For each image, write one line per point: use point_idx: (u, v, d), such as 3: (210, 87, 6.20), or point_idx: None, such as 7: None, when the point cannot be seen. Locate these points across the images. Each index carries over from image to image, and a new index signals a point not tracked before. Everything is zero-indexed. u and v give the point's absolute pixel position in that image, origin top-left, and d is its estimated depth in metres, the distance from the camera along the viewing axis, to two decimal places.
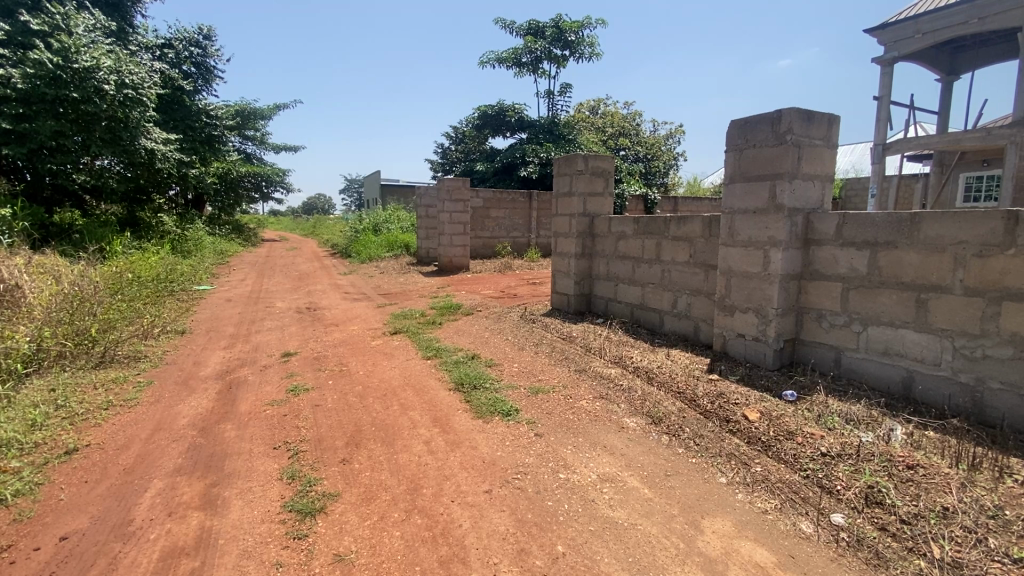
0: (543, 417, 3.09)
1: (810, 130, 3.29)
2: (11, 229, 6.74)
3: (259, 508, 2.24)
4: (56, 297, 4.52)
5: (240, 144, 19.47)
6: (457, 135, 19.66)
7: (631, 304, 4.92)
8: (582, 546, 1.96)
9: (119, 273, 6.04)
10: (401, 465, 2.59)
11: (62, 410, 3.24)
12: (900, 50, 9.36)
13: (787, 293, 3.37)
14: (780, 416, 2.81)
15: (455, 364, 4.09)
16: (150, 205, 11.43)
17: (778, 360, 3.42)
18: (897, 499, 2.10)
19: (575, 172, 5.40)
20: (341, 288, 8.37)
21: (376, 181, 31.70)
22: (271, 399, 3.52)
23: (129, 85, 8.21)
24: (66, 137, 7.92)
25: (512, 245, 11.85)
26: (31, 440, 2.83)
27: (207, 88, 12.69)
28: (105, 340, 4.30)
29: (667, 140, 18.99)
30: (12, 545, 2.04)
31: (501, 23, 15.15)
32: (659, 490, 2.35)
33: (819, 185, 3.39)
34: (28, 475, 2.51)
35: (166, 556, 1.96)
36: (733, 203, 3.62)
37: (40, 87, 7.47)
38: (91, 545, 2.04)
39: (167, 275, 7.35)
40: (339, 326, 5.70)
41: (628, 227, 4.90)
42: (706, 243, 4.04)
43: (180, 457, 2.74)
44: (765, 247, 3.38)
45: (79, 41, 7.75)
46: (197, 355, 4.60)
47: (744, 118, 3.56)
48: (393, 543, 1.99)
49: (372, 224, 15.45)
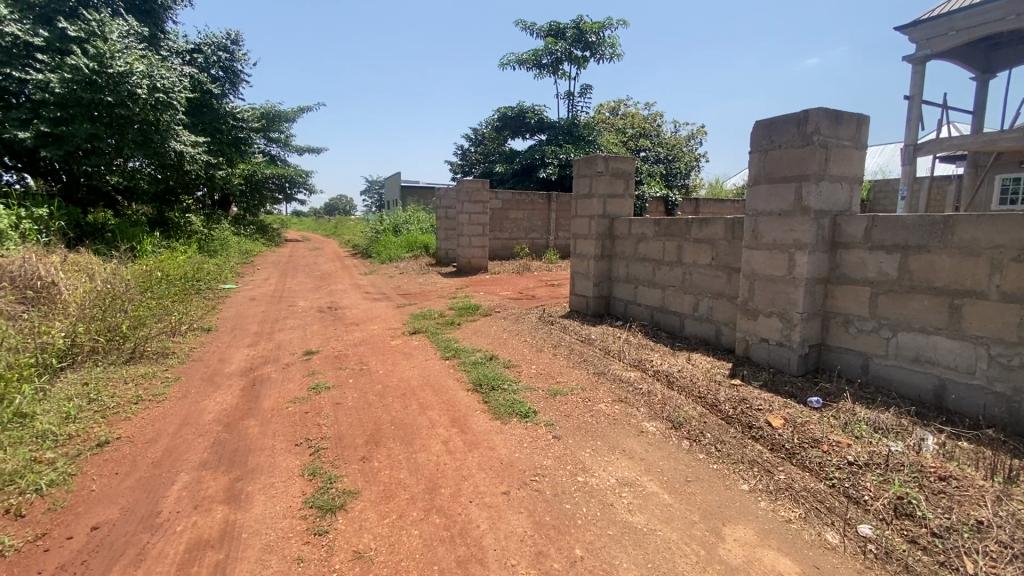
0: (561, 419, 3.08)
1: (839, 130, 3.20)
2: (47, 229, 6.99)
3: (282, 503, 2.28)
4: (90, 295, 4.68)
5: (265, 146, 19.88)
6: (478, 137, 19.81)
7: (651, 306, 4.87)
8: (601, 551, 1.95)
9: (149, 272, 6.22)
10: (420, 464, 2.61)
11: (95, 403, 3.36)
12: (933, 48, 9.07)
13: (813, 297, 3.28)
14: (805, 424, 2.75)
15: (474, 364, 4.12)
16: (179, 206, 11.78)
17: (803, 366, 3.34)
18: (928, 512, 2.03)
19: (595, 173, 5.37)
20: (361, 288, 8.45)
21: (398, 181, 32.12)
22: (294, 395, 3.60)
23: (161, 89, 8.55)
24: (100, 140, 8.18)
25: (531, 246, 11.84)
26: (65, 432, 2.95)
27: (235, 91, 12.98)
28: (135, 336, 4.43)
29: (689, 140, 18.77)
30: (46, 534, 2.11)
31: (522, 25, 15.13)
32: (679, 495, 2.32)
33: (847, 186, 3.30)
34: (63, 466, 2.61)
35: (192, 548, 2.01)
36: (757, 204, 3.56)
37: (77, 91, 7.73)
38: (121, 535, 2.10)
39: (194, 274, 7.54)
40: (359, 325, 5.75)
41: (649, 229, 4.85)
42: (729, 246, 3.98)
43: (205, 451, 2.81)
44: (791, 250, 3.31)
45: (113, 47, 8.02)
46: (222, 352, 4.70)
47: (769, 118, 3.50)
48: (411, 541, 2.00)
49: (392, 224, 15.62)
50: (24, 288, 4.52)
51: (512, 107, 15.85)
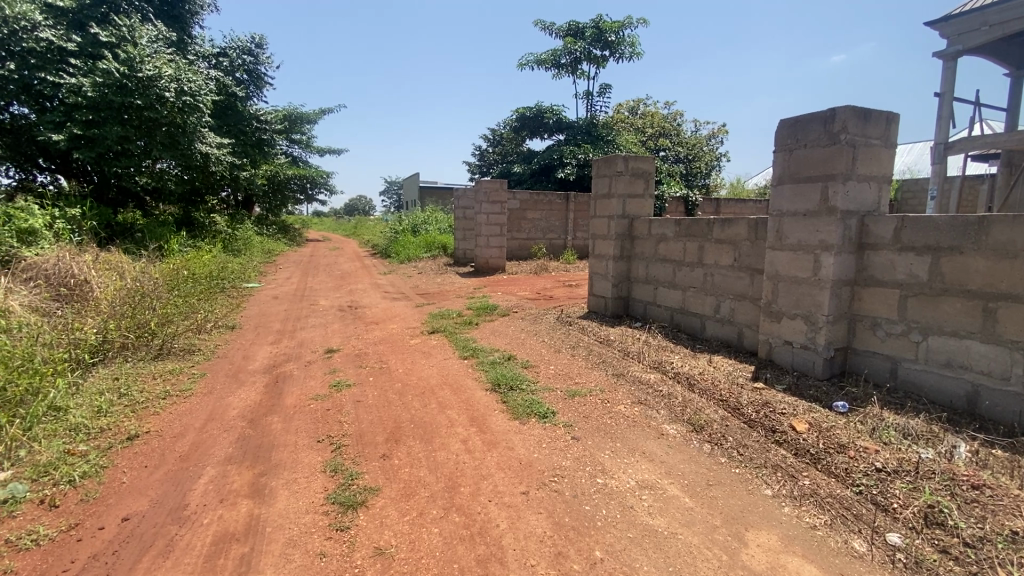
0: (580, 420, 3.07)
1: (868, 129, 3.12)
2: (80, 229, 7.22)
3: (304, 499, 2.31)
4: (120, 292, 4.82)
5: (287, 147, 20.19)
6: (497, 138, 19.87)
7: (671, 307, 4.82)
8: (621, 553, 1.93)
9: (176, 271, 6.38)
10: (439, 462, 2.63)
11: (125, 398, 3.47)
12: (966, 43, 8.80)
13: (839, 300, 3.21)
14: (831, 429, 2.69)
15: (492, 364, 4.12)
16: (204, 206, 12.05)
17: (828, 370, 3.26)
18: (960, 521, 1.97)
19: (614, 173, 5.33)
20: (380, 288, 8.52)
21: (416, 183, 32.36)
22: (315, 393, 3.65)
23: (188, 92, 8.75)
24: (130, 142, 8.40)
25: (549, 246, 11.81)
26: (97, 426, 3.05)
27: (259, 94, 13.23)
28: (163, 333, 4.55)
29: (709, 139, 18.52)
30: (79, 524, 2.19)
31: (541, 25, 15.10)
32: (700, 499, 2.29)
33: (875, 186, 3.22)
34: (95, 458, 2.70)
35: (218, 541, 2.05)
36: (782, 205, 3.49)
37: (109, 94, 7.98)
38: (150, 527, 2.16)
39: (219, 273, 7.71)
40: (379, 324, 5.80)
41: (669, 229, 4.80)
42: (752, 247, 3.92)
43: (230, 446, 2.88)
44: (816, 252, 3.24)
45: (143, 52, 8.26)
46: (246, 350, 4.80)
47: (794, 117, 3.43)
48: (431, 539, 2.02)
49: (410, 224, 15.74)
50: (58, 286, 4.68)
51: (530, 107, 15.81)
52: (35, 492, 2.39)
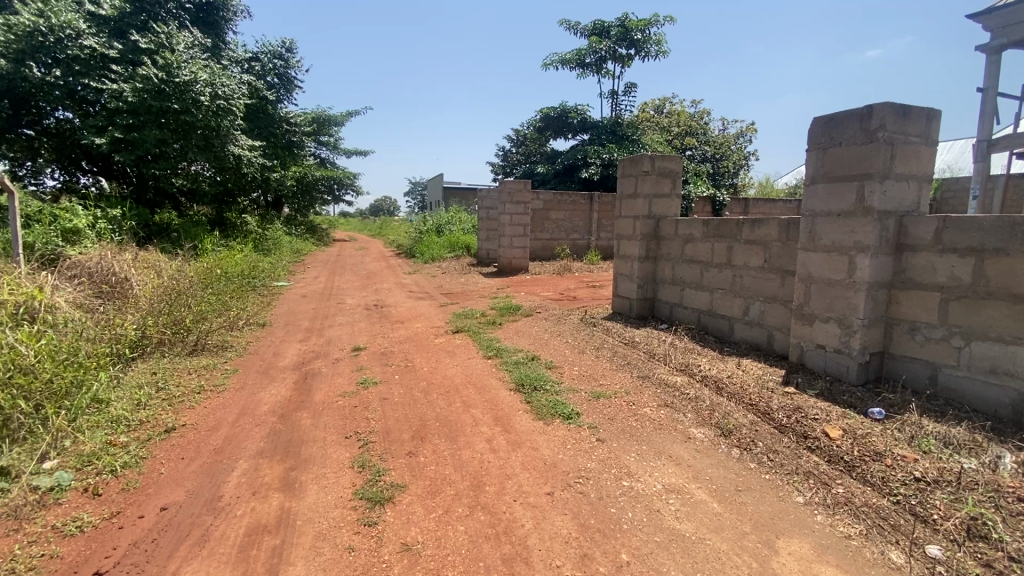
0: (605, 422, 3.05)
1: (907, 126, 3.02)
2: (120, 228, 7.52)
3: (333, 493, 2.36)
4: (157, 289, 5.00)
5: (316, 149, 20.61)
6: (521, 138, 19.88)
7: (698, 309, 4.75)
8: (647, 557, 1.91)
9: (210, 269, 6.59)
10: (465, 461, 2.65)
11: (162, 392, 3.61)
12: (1011, 37, 8.41)
13: (876, 303, 3.10)
14: (866, 436, 2.61)
15: (515, 364, 4.13)
16: (236, 207, 12.40)
17: (863, 375, 3.16)
18: (1006, 535, 1.89)
19: (640, 173, 5.27)
20: (405, 287, 8.63)
21: (440, 184, 32.67)
22: (343, 390, 3.72)
23: (222, 96, 9.01)
24: (167, 145, 8.69)
25: (572, 247, 11.76)
26: (137, 418, 3.17)
27: (289, 97, 13.54)
28: (198, 329, 4.72)
29: (737, 138, 18.15)
30: (121, 512, 2.28)
31: (566, 24, 15.03)
32: (729, 505, 2.25)
33: (914, 186, 3.11)
34: (136, 449, 2.81)
35: (251, 532, 2.11)
36: (815, 205, 3.40)
37: (148, 99, 8.27)
38: (187, 517, 2.24)
39: (250, 271, 7.93)
40: (404, 323, 5.88)
41: (697, 230, 4.72)
42: (784, 247, 3.82)
43: (262, 440, 2.96)
44: (851, 253, 3.14)
45: (180, 58, 8.56)
46: (276, 347, 4.92)
47: (829, 115, 3.34)
48: (457, 537, 2.04)
49: (435, 225, 15.87)
50: (100, 283, 4.89)
51: (555, 107, 15.75)
52: (80, 480, 2.50)
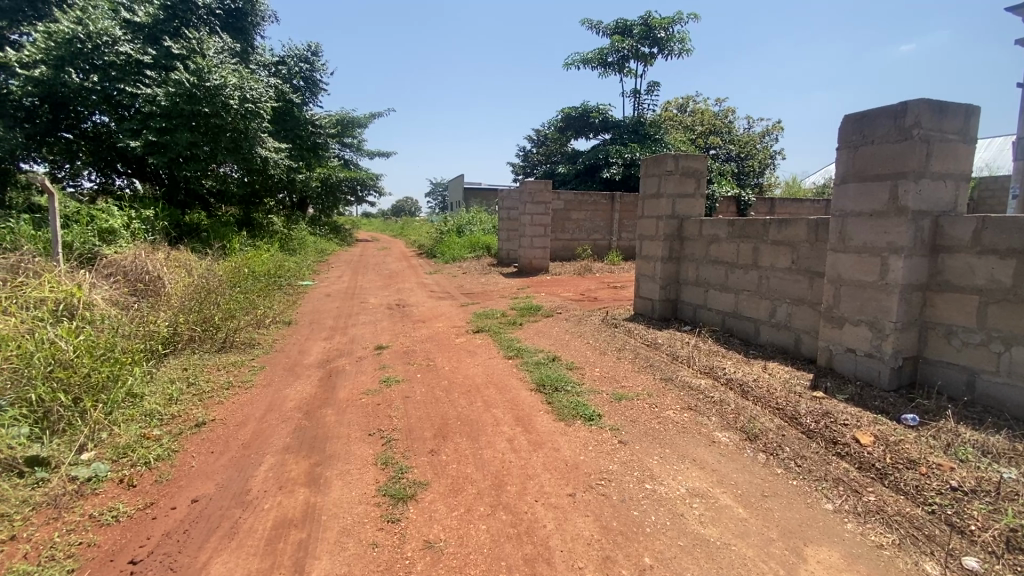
0: (627, 424, 3.02)
1: (944, 124, 2.92)
2: (154, 228, 7.77)
3: (357, 490, 2.40)
4: (188, 287, 5.14)
5: (340, 151, 20.95)
6: (542, 138, 19.86)
7: (722, 311, 4.67)
8: (670, 561, 1.89)
9: (238, 269, 6.77)
10: (487, 460, 2.66)
11: (193, 387, 3.71)
12: None
13: (910, 306, 3.00)
14: (899, 443, 2.53)
15: (536, 364, 4.13)
16: (262, 207, 12.69)
17: (896, 380, 3.07)
18: None
19: (664, 173, 5.21)
20: (427, 287, 8.69)
21: (461, 185, 32.88)
22: (366, 387, 3.78)
23: (250, 100, 9.22)
24: (198, 147, 8.94)
25: (593, 247, 11.69)
26: (170, 412, 3.28)
27: (314, 99, 13.79)
28: (226, 327, 4.85)
29: (763, 137, 17.80)
30: (154, 503, 2.35)
31: (588, 24, 14.94)
32: (755, 510, 2.20)
33: (951, 185, 3.00)
34: (168, 442, 2.90)
35: (278, 526, 2.15)
36: (845, 204, 3.32)
37: (180, 103, 8.52)
38: (216, 509, 2.30)
39: (276, 271, 8.12)
40: (425, 322, 5.93)
41: (722, 230, 4.65)
42: (812, 248, 3.73)
43: (288, 436, 3.02)
44: (884, 254, 3.05)
45: (210, 63, 8.79)
46: (301, 345, 5.02)
47: (861, 112, 3.25)
48: (479, 535, 2.05)
49: (456, 225, 15.96)
50: (135, 282, 5.06)
51: (576, 107, 15.68)
52: (116, 471, 2.60)
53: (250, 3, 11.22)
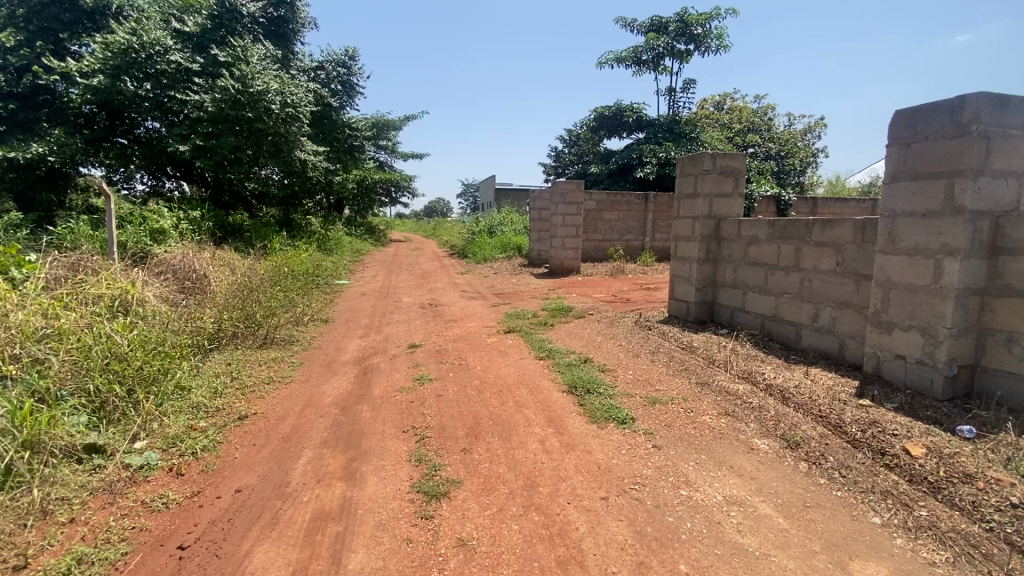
0: (661, 428, 2.97)
1: (1005, 119, 2.76)
2: (200, 228, 8.13)
3: (392, 485, 2.44)
4: (232, 286, 5.36)
5: (375, 153, 21.39)
6: (574, 138, 19.74)
7: (761, 314, 4.54)
8: (707, 569, 1.85)
9: (278, 267, 7.00)
10: (518, 461, 2.66)
11: (236, 381, 3.87)
12: None
13: (966, 311, 2.84)
14: (954, 456, 2.39)
15: (568, 366, 4.11)
16: (301, 208, 13.08)
17: (950, 390, 2.91)
18: None
19: (700, 172, 5.10)
20: (458, 287, 8.76)
21: (492, 186, 33.08)
22: (400, 385, 3.84)
23: (290, 104, 9.52)
24: (241, 151, 9.32)
25: (625, 248, 11.54)
26: (215, 405, 3.42)
27: (351, 103, 14.13)
28: (267, 324, 5.01)
29: (804, 135, 17.20)
30: (201, 492, 2.46)
31: (622, 22, 14.77)
32: (797, 521, 2.13)
33: (1013, 184, 2.83)
34: (213, 434, 3.03)
35: (316, 519, 2.21)
36: (895, 204, 3.17)
37: (225, 109, 8.86)
38: (258, 500, 2.38)
39: (314, 270, 8.37)
40: (457, 322, 5.98)
41: (761, 231, 4.52)
42: (858, 250, 3.58)
43: (325, 431, 3.10)
44: (938, 256, 2.89)
45: (254, 70, 9.13)
46: (338, 342, 5.16)
47: (913, 107, 3.10)
48: (511, 536, 2.05)
49: (487, 226, 16.05)
50: (183, 279, 5.29)
51: (609, 106, 15.51)
52: (166, 460, 2.73)
53: (291, 11, 11.59)
